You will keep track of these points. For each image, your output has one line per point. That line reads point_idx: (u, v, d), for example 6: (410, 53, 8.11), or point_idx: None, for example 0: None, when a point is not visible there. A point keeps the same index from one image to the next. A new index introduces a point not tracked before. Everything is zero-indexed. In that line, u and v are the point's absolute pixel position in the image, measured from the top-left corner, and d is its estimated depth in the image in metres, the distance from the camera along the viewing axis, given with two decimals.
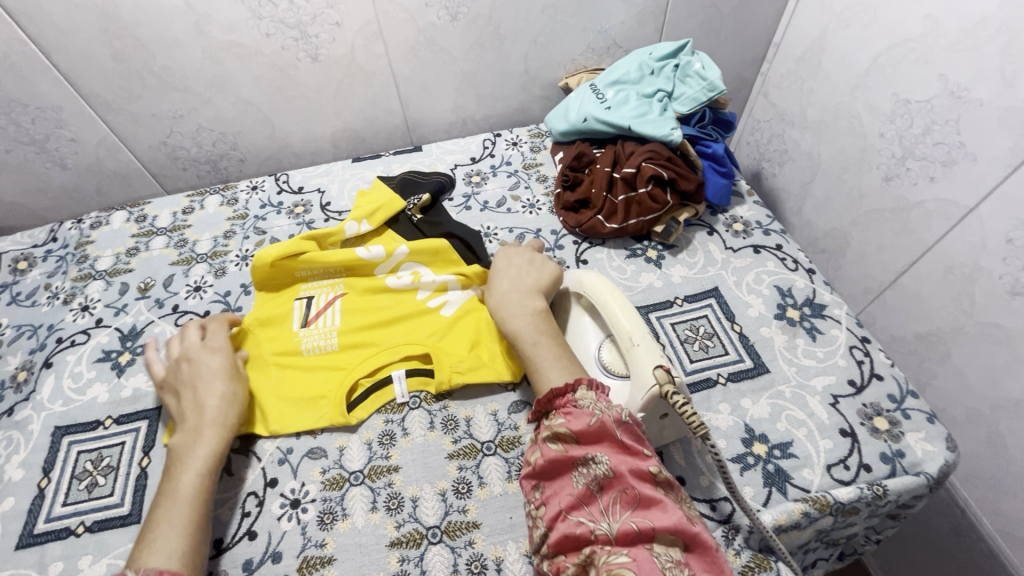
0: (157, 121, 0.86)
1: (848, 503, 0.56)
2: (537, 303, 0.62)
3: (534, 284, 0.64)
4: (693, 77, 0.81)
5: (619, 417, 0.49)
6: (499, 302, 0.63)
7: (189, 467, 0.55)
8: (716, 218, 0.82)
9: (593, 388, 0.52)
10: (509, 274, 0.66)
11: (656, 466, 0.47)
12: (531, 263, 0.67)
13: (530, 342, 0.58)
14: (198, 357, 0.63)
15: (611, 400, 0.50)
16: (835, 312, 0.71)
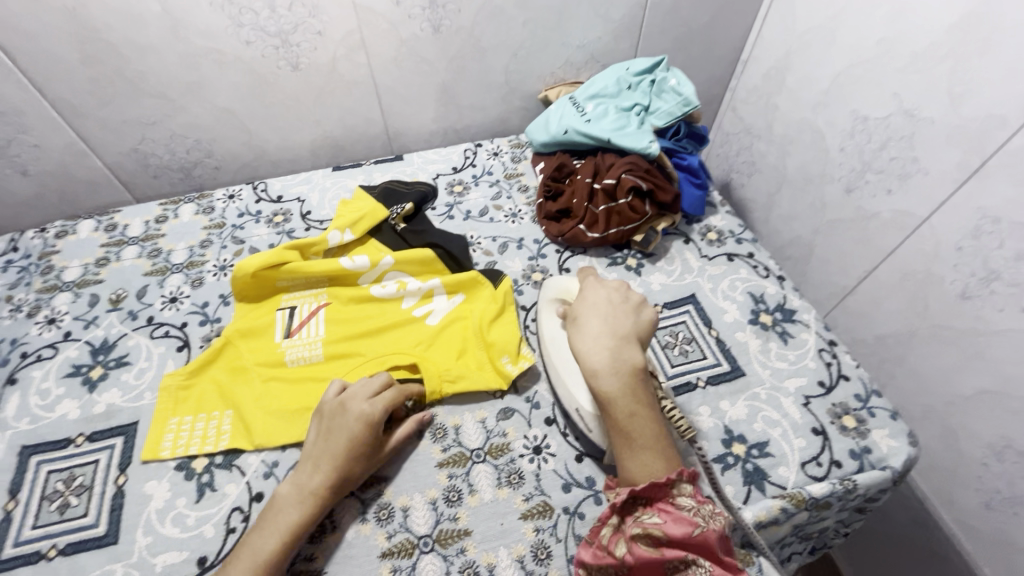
0: (128, 127, 0.84)
1: (822, 498, 0.59)
2: (638, 360, 0.57)
3: (628, 325, 0.60)
4: (668, 92, 0.85)
5: (719, 528, 0.50)
6: (598, 352, 0.56)
7: (288, 509, 0.54)
8: (691, 227, 0.85)
9: (692, 486, 0.52)
10: (591, 313, 0.61)
11: (741, 575, 0.49)
12: (623, 307, 0.62)
13: (628, 408, 0.54)
14: (348, 394, 0.60)
15: (711, 507, 0.51)
16: (804, 317, 0.75)
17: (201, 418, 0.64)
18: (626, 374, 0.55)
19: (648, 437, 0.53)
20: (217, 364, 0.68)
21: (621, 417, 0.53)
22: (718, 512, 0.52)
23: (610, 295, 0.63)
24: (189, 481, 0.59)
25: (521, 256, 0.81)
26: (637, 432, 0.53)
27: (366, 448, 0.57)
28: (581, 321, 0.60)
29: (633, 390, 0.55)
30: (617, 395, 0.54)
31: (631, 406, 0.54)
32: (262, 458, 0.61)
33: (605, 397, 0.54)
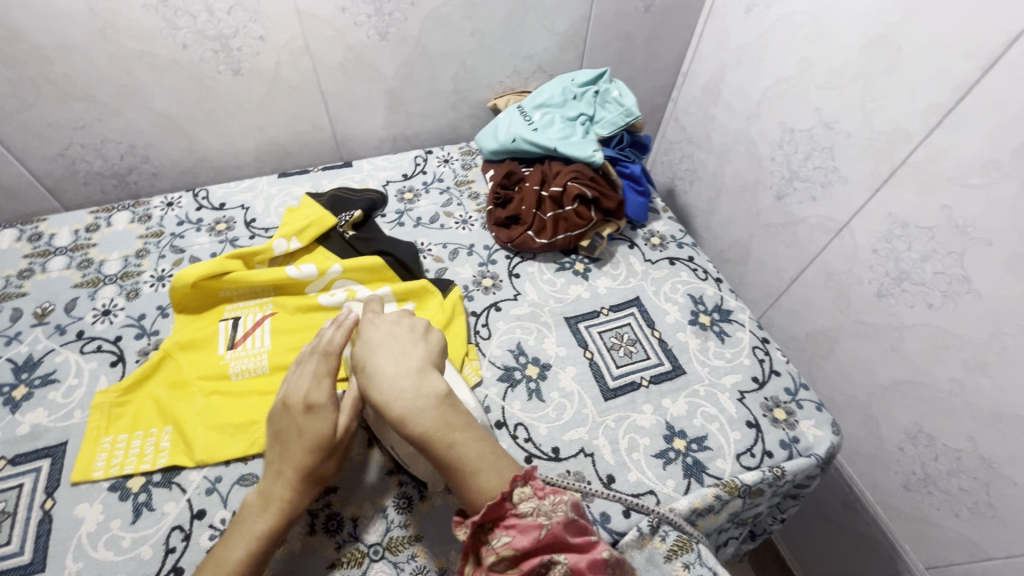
0: (54, 131, 0.79)
1: (753, 485, 0.63)
2: (438, 384, 0.51)
3: (426, 357, 0.55)
4: (611, 102, 0.88)
5: (566, 514, 0.44)
6: (397, 393, 0.50)
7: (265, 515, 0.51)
8: (635, 232, 0.89)
9: (529, 482, 0.46)
10: (377, 356, 0.54)
11: (609, 553, 0.44)
12: (422, 336, 0.58)
13: (446, 436, 0.48)
14: (299, 385, 0.57)
15: (553, 496, 0.45)
16: (740, 317, 0.80)
17: (137, 435, 0.61)
18: (434, 401, 0.50)
19: (476, 458, 0.47)
20: (153, 379, 0.65)
21: (443, 452, 0.47)
22: (566, 496, 0.45)
23: (403, 326, 0.58)
24: (124, 501, 0.57)
25: (472, 263, 0.82)
26: (467, 456, 0.47)
27: (325, 436, 0.53)
28: (372, 368, 0.53)
29: (444, 415, 0.49)
30: (434, 425, 0.48)
31: (446, 429, 0.48)
32: (204, 474, 0.59)
33: (423, 439, 0.48)
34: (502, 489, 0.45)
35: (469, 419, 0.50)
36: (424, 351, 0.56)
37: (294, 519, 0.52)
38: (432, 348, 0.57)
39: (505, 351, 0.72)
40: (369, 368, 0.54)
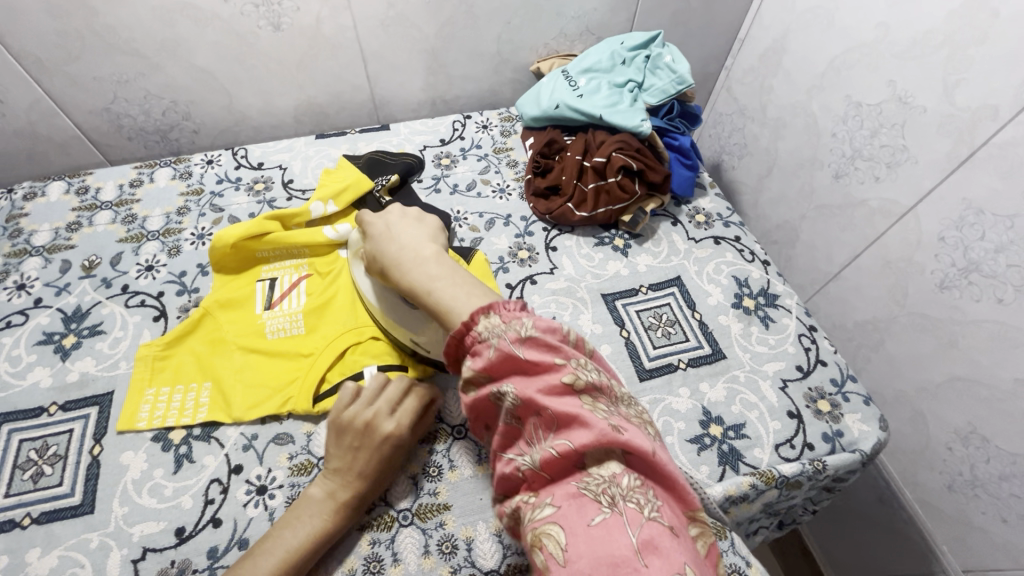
0: (99, 85, 0.80)
1: (791, 477, 0.61)
2: (432, 248, 0.55)
3: (418, 231, 0.59)
4: (663, 68, 0.83)
5: (519, 336, 0.43)
6: (393, 262, 0.56)
7: (303, 522, 0.52)
8: (679, 208, 0.85)
9: (496, 312, 0.46)
10: (374, 239, 0.59)
11: (573, 375, 0.42)
12: (416, 217, 0.61)
13: (426, 285, 0.52)
14: (355, 407, 0.56)
15: (513, 318, 0.45)
16: (787, 302, 0.76)
17: (179, 390, 0.63)
18: (418, 261, 0.54)
19: (450, 298, 0.50)
20: (195, 336, 0.67)
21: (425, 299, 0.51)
22: (529, 320, 0.44)
23: (395, 209, 0.62)
24: (166, 452, 0.59)
25: (508, 234, 0.80)
26: (444, 297, 0.50)
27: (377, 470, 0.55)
28: (375, 252, 0.59)
29: (425, 270, 0.53)
30: (423, 278, 0.52)
31: (430, 280, 0.52)
32: (242, 431, 0.61)
33: (419, 296, 0.52)
34: (462, 319, 0.47)
35: (454, 269, 0.53)
36: (426, 228, 0.59)
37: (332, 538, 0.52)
38: (429, 224, 0.60)
39: None
40: (372, 251, 0.59)
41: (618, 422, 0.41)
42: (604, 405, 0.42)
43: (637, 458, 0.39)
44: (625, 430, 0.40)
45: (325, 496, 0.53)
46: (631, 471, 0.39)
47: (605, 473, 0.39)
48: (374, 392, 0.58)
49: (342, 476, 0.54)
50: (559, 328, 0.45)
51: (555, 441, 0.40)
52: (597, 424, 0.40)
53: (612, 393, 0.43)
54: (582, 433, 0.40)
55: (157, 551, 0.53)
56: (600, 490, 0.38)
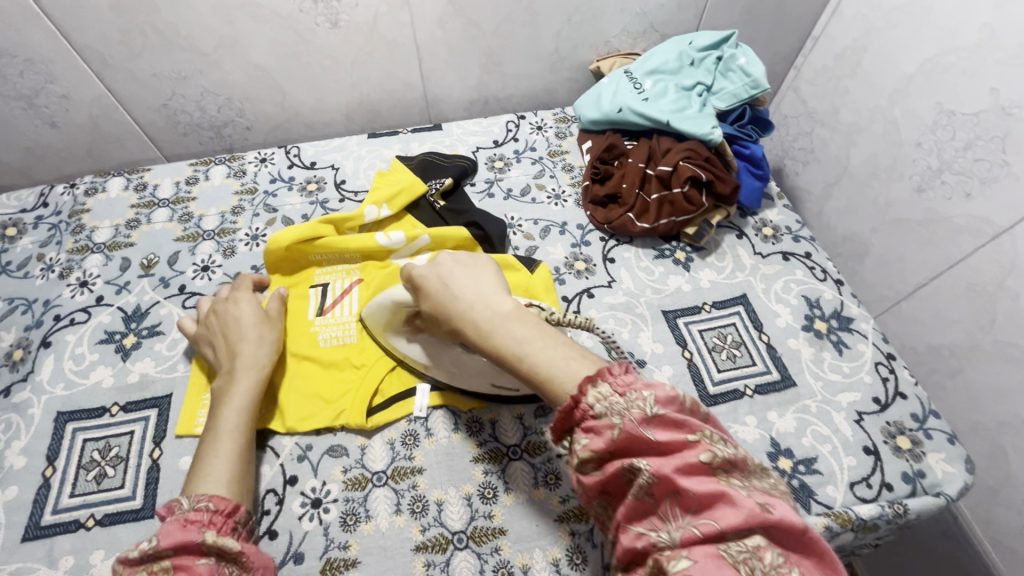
0: (158, 82, 0.80)
1: (869, 519, 0.57)
2: (510, 303, 0.47)
3: (480, 279, 0.49)
4: (735, 72, 0.78)
5: (643, 413, 0.39)
6: (468, 330, 0.47)
7: (233, 392, 0.57)
8: (745, 220, 0.80)
9: (604, 378, 0.41)
10: (434, 301, 0.49)
11: (708, 451, 0.38)
12: (470, 262, 0.51)
13: (516, 350, 0.44)
14: (238, 308, 0.63)
15: (629, 389, 0.40)
16: (862, 326, 0.71)
17: None
18: (501, 321, 0.46)
19: (549, 364, 0.43)
20: None
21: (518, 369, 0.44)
22: (649, 390, 0.40)
23: (444, 258, 0.51)
24: None
25: (564, 243, 0.77)
26: (544, 365, 0.43)
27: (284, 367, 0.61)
28: (439, 319, 0.50)
29: (510, 337, 0.45)
30: (511, 341, 0.45)
31: (520, 343, 0.44)
32: (296, 440, 0.60)
33: (510, 365, 0.45)
34: (573, 395, 0.41)
35: (540, 326, 0.46)
36: (487, 275, 0.50)
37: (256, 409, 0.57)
38: (488, 273, 0.50)
39: (597, 343, 0.68)
40: (437, 317, 0.50)
41: (765, 500, 0.36)
42: (740, 479, 0.38)
43: (788, 537, 0.35)
44: (774, 508, 0.35)
45: (232, 371, 0.58)
46: (778, 548, 0.34)
47: (747, 545, 0.34)
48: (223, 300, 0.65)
49: (236, 358, 0.59)
50: (677, 395, 0.40)
51: (697, 520, 0.36)
52: (744, 502, 0.35)
53: (748, 466, 0.38)
54: (728, 513, 0.35)
55: None
56: (740, 556, 0.34)
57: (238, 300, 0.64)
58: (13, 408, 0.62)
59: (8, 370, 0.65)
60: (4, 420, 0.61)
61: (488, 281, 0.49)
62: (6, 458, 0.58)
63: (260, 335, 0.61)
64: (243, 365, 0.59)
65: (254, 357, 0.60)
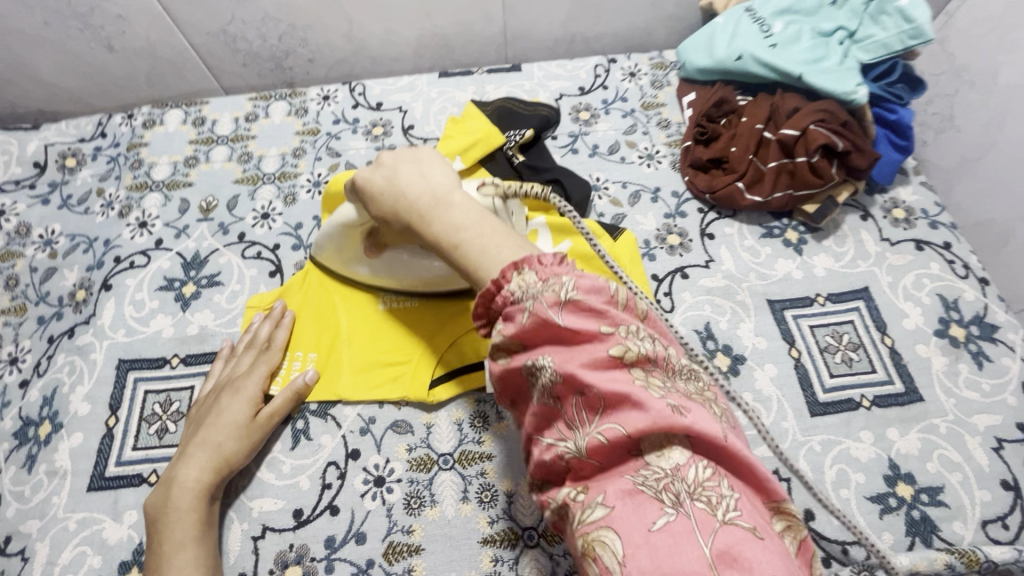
0: (218, 3, 0.72)
1: (1002, 565, 0.49)
2: (460, 194, 0.44)
3: (430, 174, 0.46)
4: (891, 14, 0.63)
5: (557, 297, 0.35)
6: (410, 217, 0.45)
7: (182, 512, 0.47)
8: (873, 199, 0.68)
9: (530, 267, 0.37)
10: (373, 194, 0.47)
11: (619, 346, 0.34)
12: (417, 157, 0.48)
13: (452, 237, 0.42)
14: (230, 396, 0.54)
15: (550, 275, 0.36)
16: (1009, 337, 0.60)
17: (292, 356, 0.59)
18: (440, 200, 0.44)
19: (492, 252, 0.40)
20: (304, 298, 0.62)
21: (449, 253, 0.43)
22: (570, 276, 0.36)
23: (386, 157, 0.48)
24: (282, 425, 0.56)
25: (656, 212, 0.68)
26: (476, 251, 0.41)
27: (248, 456, 0.52)
28: (387, 219, 0.47)
29: (478, 224, 0.42)
30: (443, 221, 0.43)
31: (445, 218, 0.43)
32: (359, 412, 0.56)
33: (450, 252, 0.43)
34: (495, 278, 0.38)
35: (482, 213, 0.43)
36: (434, 165, 0.47)
37: (211, 528, 0.48)
38: (436, 166, 0.47)
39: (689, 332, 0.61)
40: (386, 219, 0.47)
41: (680, 402, 0.32)
42: (661, 380, 0.33)
43: (704, 444, 0.31)
44: (687, 410, 0.32)
45: (171, 478, 0.49)
46: (700, 460, 0.31)
47: (670, 461, 0.31)
48: (226, 380, 0.56)
49: (187, 453, 0.50)
50: (604, 285, 0.36)
51: (602, 424, 0.32)
52: (656, 406, 0.31)
53: (670, 363, 0.34)
54: (636, 417, 0.32)
55: (276, 531, 0.51)
56: (659, 483, 0.31)
57: (237, 387, 0.54)
58: (76, 351, 0.60)
59: (71, 311, 0.63)
60: (68, 362, 0.60)
61: (428, 185, 0.45)
62: (71, 403, 0.57)
63: (221, 422, 0.52)
64: (194, 475, 0.49)
65: (212, 471, 0.49)
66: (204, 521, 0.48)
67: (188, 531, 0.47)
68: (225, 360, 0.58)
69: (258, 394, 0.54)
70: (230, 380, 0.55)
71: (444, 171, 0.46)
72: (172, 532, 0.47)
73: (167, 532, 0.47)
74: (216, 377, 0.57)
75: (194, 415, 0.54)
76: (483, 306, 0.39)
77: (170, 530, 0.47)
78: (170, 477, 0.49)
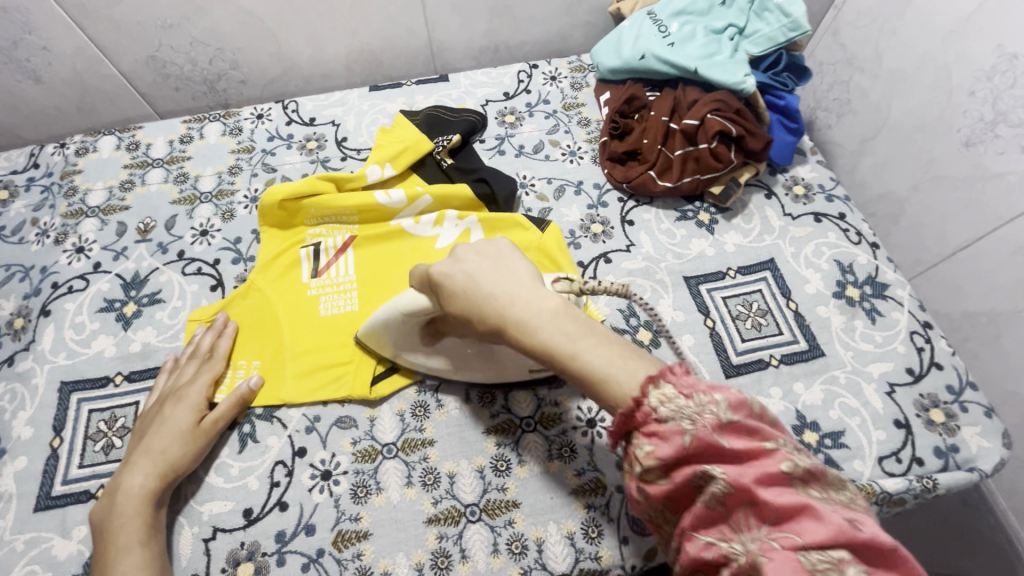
0: (144, 30, 0.74)
1: (895, 494, 0.55)
2: (552, 296, 0.40)
3: (510, 274, 0.42)
4: (772, 11, 0.70)
5: (717, 418, 0.34)
6: (503, 325, 0.40)
7: (127, 517, 0.49)
8: (775, 178, 0.75)
9: (666, 378, 0.36)
10: (454, 291, 0.43)
11: (789, 460, 0.33)
12: (496, 252, 0.44)
13: (566, 347, 0.38)
14: (173, 405, 0.55)
15: (696, 392, 0.35)
16: (898, 293, 0.66)
17: (235, 364, 0.61)
18: (539, 307, 0.39)
19: (603, 363, 0.37)
20: (245, 308, 0.64)
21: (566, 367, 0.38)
22: (720, 392, 0.35)
23: (464, 250, 0.44)
24: (229, 430, 0.57)
25: (579, 204, 0.72)
26: (595, 364, 0.37)
27: (194, 462, 0.53)
28: (469, 320, 0.42)
29: (576, 325, 0.38)
30: (524, 319, 0.39)
31: (533, 326, 0.39)
32: (304, 411, 0.59)
33: (559, 364, 0.38)
34: (633, 396, 0.36)
35: (588, 320, 0.39)
36: (516, 261, 0.43)
37: (157, 532, 0.50)
38: (514, 261, 0.43)
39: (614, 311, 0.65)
40: (467, 319, 0.43)
41: (851, 515, 0.32)
42: (821, 491, 0.33)
43: (879, 557, 0.30)
44: (861, 525, 0.31)
45: (116, 487, 0.51)
46: (872, 572, 0.30)
47: (830, 555, 0.29)
48: (170, 389, 0.57)
49: (133, 462, 0.52)
50: (748, 399, 0.36)
51: (774, 532, 0.31)
52: (830, 516, 0.31)
53: (827, 476, 0.34)
54: (812, 526, 0.31)
55: (227, 531, 0.53)
56: (818, 565, 0.29)
57: (180, 396, 0.56)
58: (17, 378, 0.61)
59: (9, 339, 0.63)
60: (8, 390, 0.60)
61: (516, 289, 0.41)
62: (13, 428, 0.58)
63: (166, 430, 0.53)
64: (138, 481, 0.51)
65: (157, 476, 0.51)
66: (150, 525, 0.50)
67: (133, 536, 0.48)
68: (170, 372, 0.60)
69: (202, 402, 0.56)
70: (174, 389, 0.57)
71: (533, 277, 0.42)
72: (118, 539, 0.48)
73: (113, 537, 0.48)
74: (161, 388, 0.59)
75: (139, 425, 0.56)
76: (618, 429, 0.37)
77: (116, 535, 0.48)
78: (115, 486, 0.51)
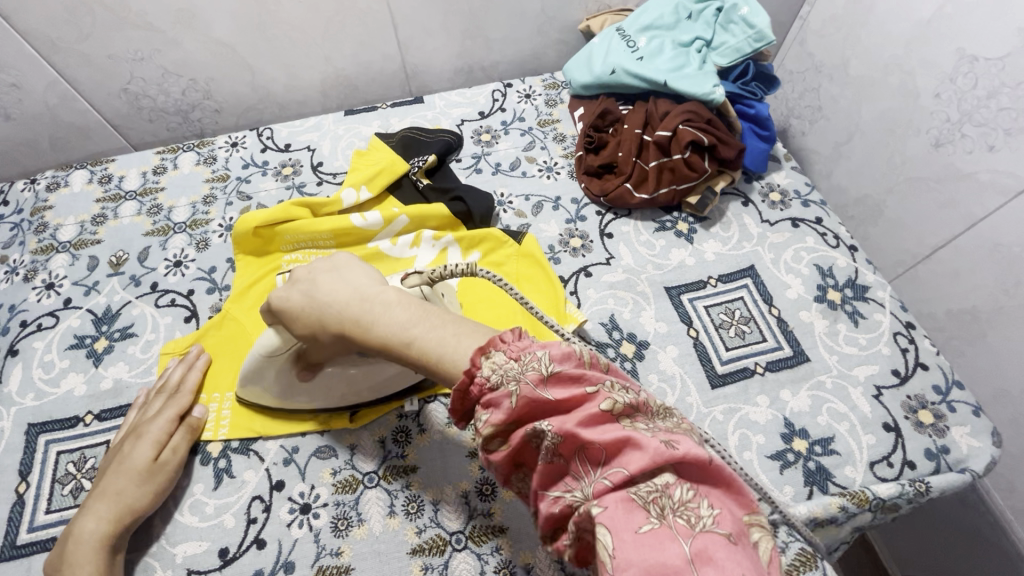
0: (115, 64, 0.74)
1: (889, 500, 0.53)
2: (389, 290, 0.43)
3: (347, 278, 0.46)
4: (737, 23, 0.72)
5: (540, 373, 0.34)
6: (345, 323, 0.43)
7: (79, 565, 0.47)
8: (751, 185, 0.75)
9: (498, 347, 0.36)
10: (295, 311, 0.47)
11: (609, 399, 0.33)
12: (334, 264, 0.48)
13: (403, 333, 0.40)
14: (134, 442, 0.53)
15: (523, 353, 0.35)
16: (879, 295, 0.66)
17: (208, 398, 0.59)
18: (370, 300, 0.43)
19: (436, 343, 0.39)
20: (219, 339, 0.63)
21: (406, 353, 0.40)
22: (543, 349, 0.35)
23: (302, 271, 0.48)
24: (202, 466, 0.56)
25: (558, 219, 0.72)
26: (434, 348, 0.38)
27: (152, 502, 0.51)
28: (316, 333, 0.46)
29: (415, 311, 0.41)
30: (369, 316, 0.42)
31: (373, 322, 0.42)
32: (282, 443, 0.57)
33: (397, 348, 0.40)
34: (466, 368, 0.36)
35: (422, 305, 0.42)
36: (354, 269, 0.47)
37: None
38: (350, 268, 0.47)
39: (596, 325, 0.64)
40: (315, 333, 0.46)
41: (668, 436, 0.33)
42: (645, 422, 0.34)
43: (693, 469, 0.32)
44: (678, 443, 0.32)
45: (70, 531, 0.49)
46: (686, 482, 0.32)
47: (657, 484, 0.31)
48: (135, 426, 0.56)
49: (89, 505, 0.50)
50: (573, 350, 0.36)
51: (605, 471, 0.32)
52: (650, 443, 0.32)
53: (650, 406, 0.35)
54: (636, 456, 0.31)
55: (201, 574, 0.51)
56: (650, 496, 0.31)
57: (142, 432, 0.54)
58: None
59: None
60: None
61: (351, 290, 0.44)
62: None
63: (123, 470, 0.51)
64: (92, 526, 0.49)
65: (112, 519, 0.49)
66: (104, 572, 0.47)
67: None
68: (137, 407, 0.58)
69: (165, 438, 0.54)
70: (137, 426, 0.55)
71: (372, 280, 0.45)
72: None
73: None
74: (127, 424, 0.57)
75: (102, 465, 0.54)
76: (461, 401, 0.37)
77: None
78: (70, 531, 0.49)
